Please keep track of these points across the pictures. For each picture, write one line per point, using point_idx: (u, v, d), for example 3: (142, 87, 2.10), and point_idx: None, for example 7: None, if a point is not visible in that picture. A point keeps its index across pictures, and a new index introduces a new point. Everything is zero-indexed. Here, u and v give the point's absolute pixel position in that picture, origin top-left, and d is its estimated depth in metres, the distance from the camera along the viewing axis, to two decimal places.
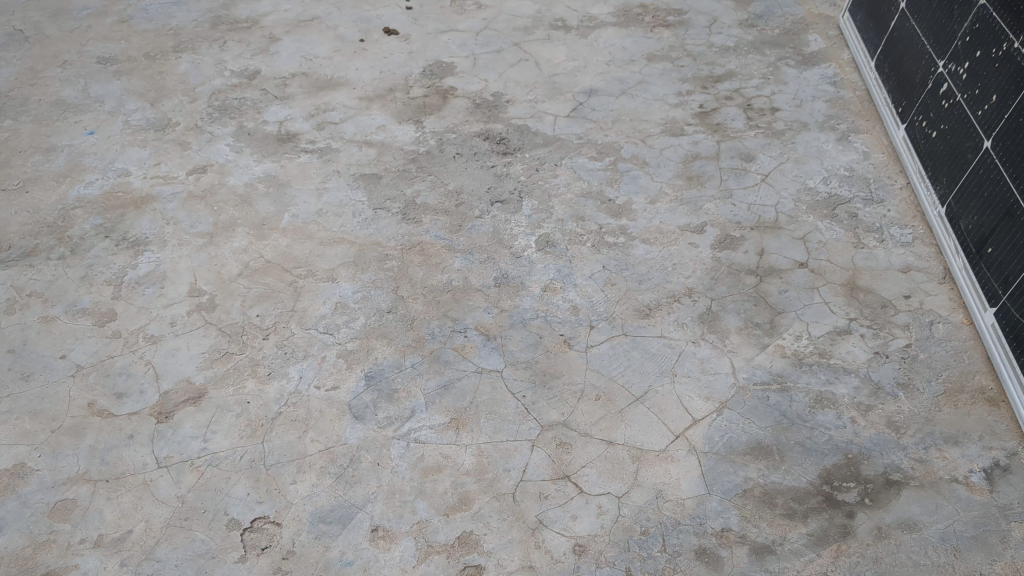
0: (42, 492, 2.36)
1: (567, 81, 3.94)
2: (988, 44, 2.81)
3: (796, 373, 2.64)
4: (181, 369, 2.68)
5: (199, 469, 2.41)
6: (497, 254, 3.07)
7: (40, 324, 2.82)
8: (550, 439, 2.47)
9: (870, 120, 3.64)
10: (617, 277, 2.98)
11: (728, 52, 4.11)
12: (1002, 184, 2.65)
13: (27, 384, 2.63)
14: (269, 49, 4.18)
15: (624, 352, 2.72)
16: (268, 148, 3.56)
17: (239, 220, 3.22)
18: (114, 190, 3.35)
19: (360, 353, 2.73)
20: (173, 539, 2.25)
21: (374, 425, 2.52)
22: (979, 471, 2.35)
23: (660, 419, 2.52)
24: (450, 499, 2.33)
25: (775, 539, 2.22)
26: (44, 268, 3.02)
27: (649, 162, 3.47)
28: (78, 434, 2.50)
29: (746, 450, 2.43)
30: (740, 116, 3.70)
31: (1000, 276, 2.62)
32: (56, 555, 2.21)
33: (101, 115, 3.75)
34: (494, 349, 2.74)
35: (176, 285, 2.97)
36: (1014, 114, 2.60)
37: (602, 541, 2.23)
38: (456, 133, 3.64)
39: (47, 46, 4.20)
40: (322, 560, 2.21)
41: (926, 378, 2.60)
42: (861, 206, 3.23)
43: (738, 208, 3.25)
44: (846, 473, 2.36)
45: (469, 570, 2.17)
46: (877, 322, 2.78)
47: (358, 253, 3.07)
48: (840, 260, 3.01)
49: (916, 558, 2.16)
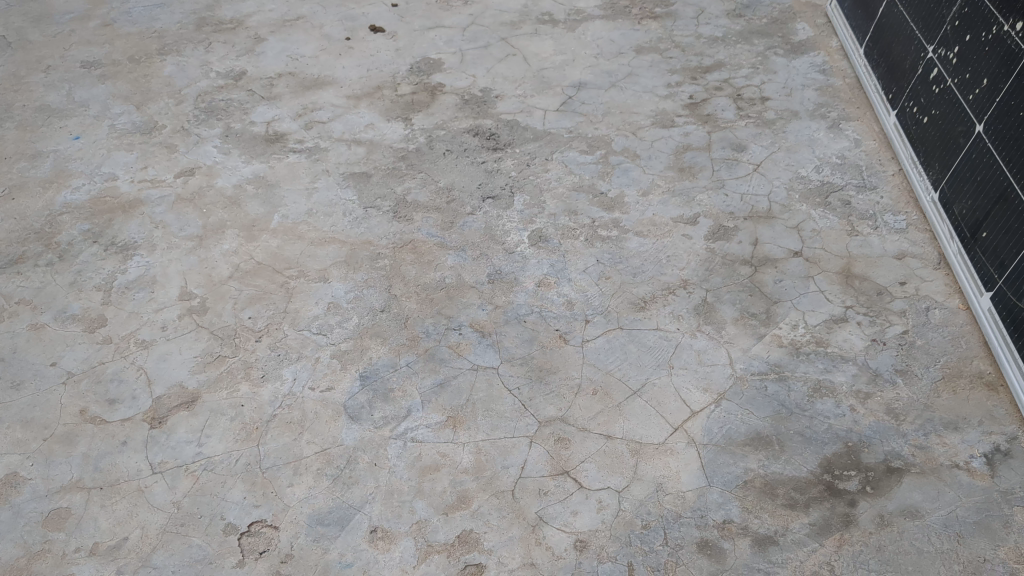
0: (35, 501, 2.32)
1: (555, 75, 3.92)
2: (977, 28, 2.80)
3: (794, 362, 2.62)
4: (174, 374, 2.65)
5: (195, 474, 2.38)
6: (490, 250, 3.05)
7: (29, 332, 2.79)
8: (548, 434, 2.45)
9: (860, 107, 3.63)
10: (611, 271, 2.96)
11: (717, 43, 4.09)
12: (996, 168, 2.64)
13: (17, 393, 2.60)
14: (255, 50, 4.14)
15: (621, 345, 2.70)
16: (256, 148, 3.53)
17: (228, 222, 3.18)
18: (101, 195, 3.31)
19: (354, 353, 2.70)
20: (170, 545, 2.22)
21: (370, 425, 2.49)
22: (979, 456, 2.34)
23: (659, 412, 2.50)
24: (449, 497, 2.31)
25: (777, 530, 2.21)
26: (32, 275, 2.99)
27: (641, 154, 3.45)
28: (70, 442, 2.46)
29: (745, 441, 2.42)
30: (731, 106, 3.68)
31: (995, 260, 2.61)
32: (51, 565, 2.18)
33: (87, 119, 3.70)
34: (489, 345, 2.71)
35: (167, 289, 2.93)
36: (1005, 98, 2.59)
37: (603, 536, 2.21)
38: (445, 130, 3.61)
39: (31, 51, 4.15)
40: (321, 562, 2.19)
41: (923, 364, 2.59)
42: (854, 194, 3.22)
43: (731, 198, 3.23)
44: (846, 461, 2.35)
45: (470, 569, 2.15)
46: (874, 310, 2.77)
47: (350, 252, 3.04)
48: (834, 248, 3.00)
49: (918, 545, 2.15)
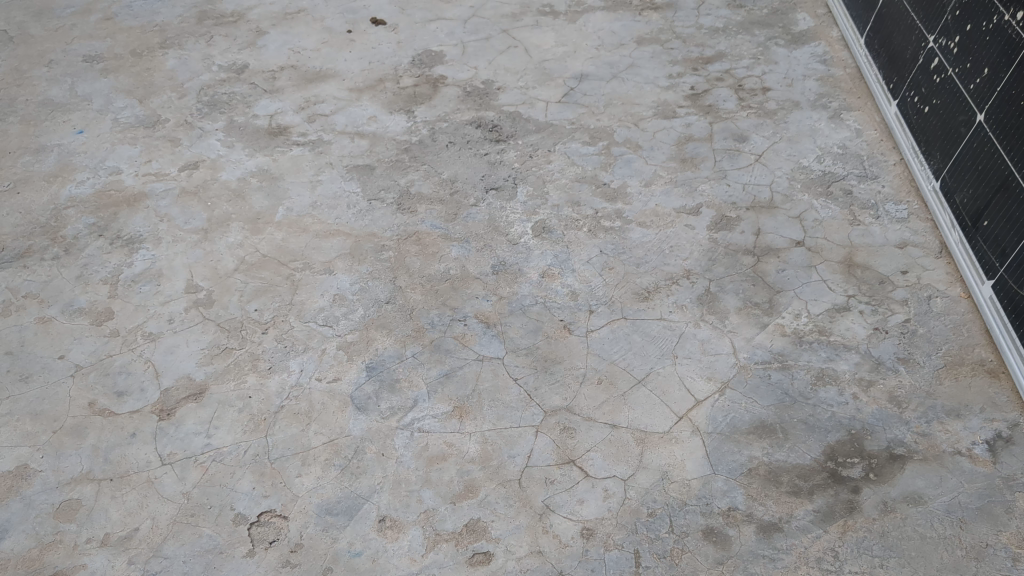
0: (46, 492, 2.35)
1: (557, 67, 3.93)
2: (977, 17, 2.80)
3: (797, 351, 2.64)
4: (182, 366, 2.66)
5: (203, 465, 2.40)
6: (493, 241, 3.07)
7: (38, 325, 2.80)
8: (553, 424, 2.47)
9: (861, 97, 3.64)
10: (615, 261, 2.97)
11: (718, 34, 4.10)
12: (996, 157, 2.65)
13: (27, 385, 2.62)
14: (257, 43, 4.15)
15: (625, 335, 2.72)
16: (259, 141, 3.54)
17: (233, 215, 3.20)
18: (106, 188, 3.32)
19: (360, 344, 2.72)
20: (180, 536, 2.24)
21: (377, 415, 2.51)
22: (981, 443, 2.36)
23: (663, 401, 2.52)
24: (456, 486, 2.33)
25: (782, 517, 2.23)
26: (39, 268, 3.00)
27: (643, 145, 3.46)
28: (80, 434, 2.48)
29: (749, 430, 2.44)
30: (731, 97, 3.69)
31: (997, 249, 2.62)
32: (63, 556, 2.21)
33: (90, 113, 3.71)
34: (494, 336, 2.73)
35: (173, 282, 2.95)
36: (1006, 87, 2.60)
37: (610, 524, 2.24)
38: (447, 122, 3.62)
39: (32, 46, 4.15)
40: (331, 551, 2.21)
41: (925, 352, 2.61)
42: (855, 183, 3.23)
43: (733, 188, 3.25)
44: (849, 448, 2.37)
45: (478, 558, 2.18)
46: (875, 298, 2.79)
47: (354, 244, 3.06)
48: (837, 237, 3.02)
49: (921, 531, 2.18)
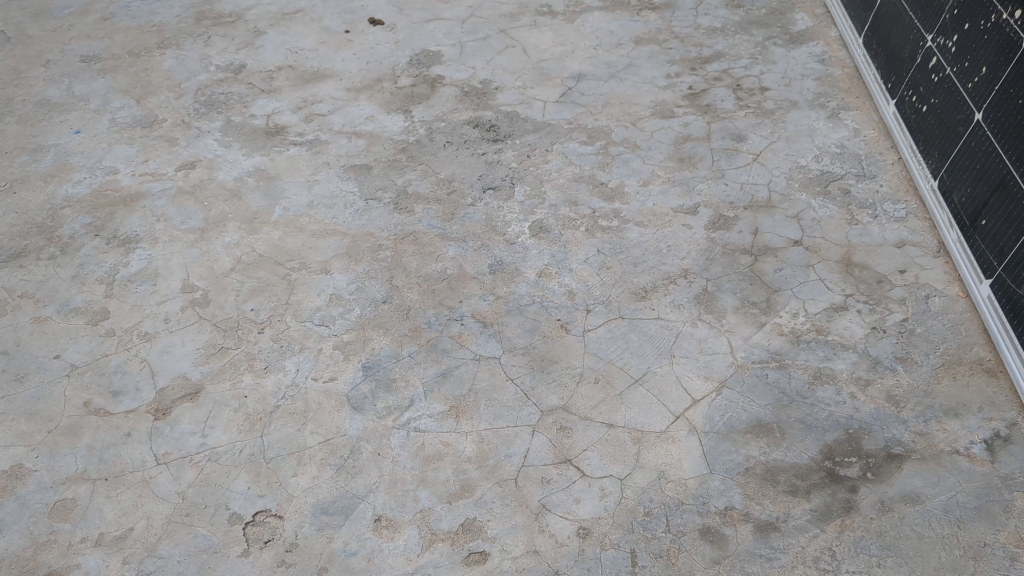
0: (41, 492, 2.34)
1: (555, 66, 3.92)
2: (975, 16, 2.79)
3: (794, 350, 2.64)
4: (178, 365, 2.66)
5: (199, 465, 2.39)
6: (490, 241, 3.06)
7: (33, 324, 2.80)
8: (550, 424, 2.46)
9: (859, 97, 3.63)
10: (612, 260, 2.97)
11: (716, 33, 4.10)
12: (995, 155, 2.65)
13: (22, 385, 2.61)
14: (254, 43, 4.14)
15: (621, 335, 2.71)
16: (256, 140, 3.54)
17: (230, 215, 3.19)
18: (102, 188, 3.32)
19: (356, 344, 2.71)
20: (175, 535, 2.24)
21: (372, 415, 2.50)
22: (980, 442, 2.35)
23: (660, 401, 2.51)
24: (452, 486, 2.32)
25: (779, 516, 2.22)
26: (35, 267, 3.00)
27: (641, 145, 3.46)
28: (74, 434, 2.48)
29: (747, 429, 2.43)
30: (729, 97, 3.68)
31: (995, 248, 2.62)
32: (57, 555, 2.20)
33: (87, 113, 3.70)
34: (492, 336, 2.72)
35: (169, 282, 2.94)
36: (1004, 85, 2.59)
37: (606, 523, 2.23)
38: (445, 121, 3.62)
39: (31, 45, 4.15)
40: (326, 551, 2.20)
41: (923, 351, 2.60)
42: (854, 182, 3.23)
43: (731, 188, 3.24)
44: (847, 448, 2.37)
45: (474, 558, 2.17)
46: (874, 298, 2.78)
47: (351, 244, 3.05)
48: (834, 237, 3.01)
49: (919, 530, 2.17)
